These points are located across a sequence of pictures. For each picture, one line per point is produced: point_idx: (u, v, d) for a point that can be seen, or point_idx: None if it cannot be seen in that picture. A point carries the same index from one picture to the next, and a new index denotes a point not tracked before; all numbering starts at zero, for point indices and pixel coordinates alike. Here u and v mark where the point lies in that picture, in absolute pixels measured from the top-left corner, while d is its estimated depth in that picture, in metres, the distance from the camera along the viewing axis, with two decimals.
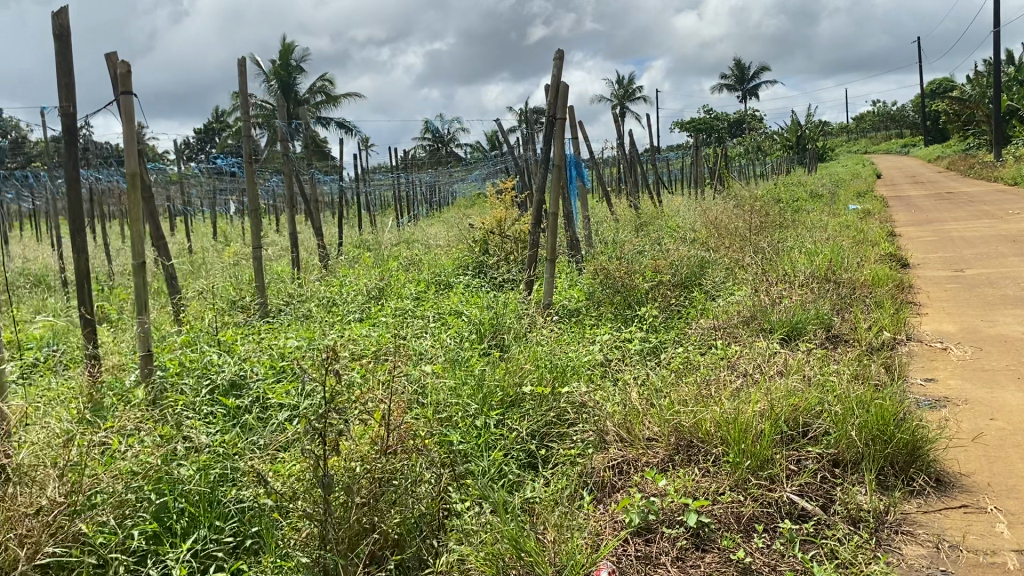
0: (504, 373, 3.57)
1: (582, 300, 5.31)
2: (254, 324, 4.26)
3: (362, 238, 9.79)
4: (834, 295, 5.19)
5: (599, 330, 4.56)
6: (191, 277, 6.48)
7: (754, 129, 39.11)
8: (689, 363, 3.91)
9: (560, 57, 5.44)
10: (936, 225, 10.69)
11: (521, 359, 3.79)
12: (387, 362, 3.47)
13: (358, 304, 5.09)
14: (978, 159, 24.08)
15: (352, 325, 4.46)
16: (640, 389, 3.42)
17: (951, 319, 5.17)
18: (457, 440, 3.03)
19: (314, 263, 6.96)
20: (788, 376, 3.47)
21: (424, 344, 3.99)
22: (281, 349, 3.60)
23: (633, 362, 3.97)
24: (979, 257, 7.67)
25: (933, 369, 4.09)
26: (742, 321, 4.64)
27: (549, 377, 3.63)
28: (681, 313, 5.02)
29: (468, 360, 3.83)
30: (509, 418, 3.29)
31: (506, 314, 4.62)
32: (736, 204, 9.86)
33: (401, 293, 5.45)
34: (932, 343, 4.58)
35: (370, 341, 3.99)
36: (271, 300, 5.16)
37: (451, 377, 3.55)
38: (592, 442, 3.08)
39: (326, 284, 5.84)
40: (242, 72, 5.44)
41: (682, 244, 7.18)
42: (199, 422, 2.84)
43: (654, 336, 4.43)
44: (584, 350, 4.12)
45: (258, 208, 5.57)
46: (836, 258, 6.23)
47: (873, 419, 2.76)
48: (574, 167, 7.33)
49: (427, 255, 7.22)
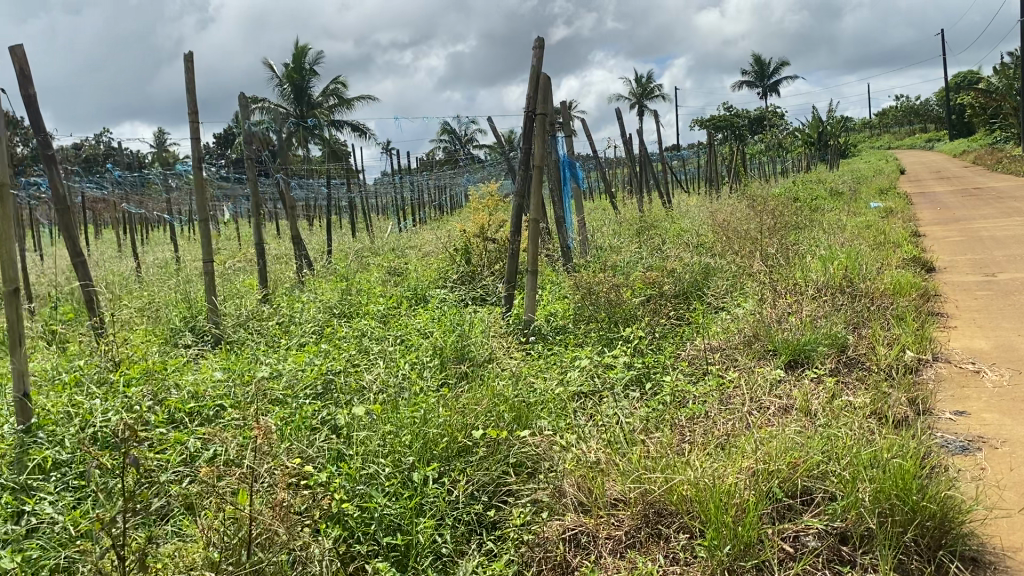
0: (452, 414, 2.99)
1: (567, 318, 4.76)
2: (178, 357, 3.74)
3: (353, 244, 9.27)
4: (850, 309, 4.60)
5: (578, 354, 4.00)
6: (149, 292, 5.97)
7: (774, 126, 38.31)
8: (675, 400, 3.34)
9: (540, 44, 4.88)
10: (964, 223, 10.04)
11: (476, 395, 3.22)
12: (309, 418, 2.94)
13: (313, 323, 4.56)
14: (1007, 152, 23.20)
15: (297, 351, 3.94)
16: (612, 434, 2.84)
17: (983, 334, 4.56)
18: (383, 504, 2.46)
19: (285, 275, 6.45)
20: (788, 422, 2.89)
21: (370, 377, 3.44)
22: (190, 393, 3.05)
23: (612, 397, 3.37)
24: (1011, 260, 7.02)
25: (965, 400, 3.49)
26: (744, 342, 4.07)
27: (506, 418, 3.06)
28: (676, 331, 4.45)
29: (415, 395, 3.26)
30: (450, 473, 2.71)
31: (472, 338, 4.07)
32: (748, 204, 9.24)
33: (367, 311, 4.90)
34: (962, 363, 3.98)
35: (304, 373, 3.43)
36: (220, 322, 4.66)
37: (389, 420, 2.98)
38: (546, 505, 2.51)
39: (288, 301, 5.32)
40: (188, 67, 4.94)
41: (686, 250, 6.60)
42: (53, 495, 2.31)
43: (640, 359, 3.85)
44: (559, 381, 3.54)
45: (209, 218, 4.99)
46: (853, 264, 5.64)
47: (890, 482, 2.18)
48: (566, 167, 6.85)
49: (409, 264, 6.69)
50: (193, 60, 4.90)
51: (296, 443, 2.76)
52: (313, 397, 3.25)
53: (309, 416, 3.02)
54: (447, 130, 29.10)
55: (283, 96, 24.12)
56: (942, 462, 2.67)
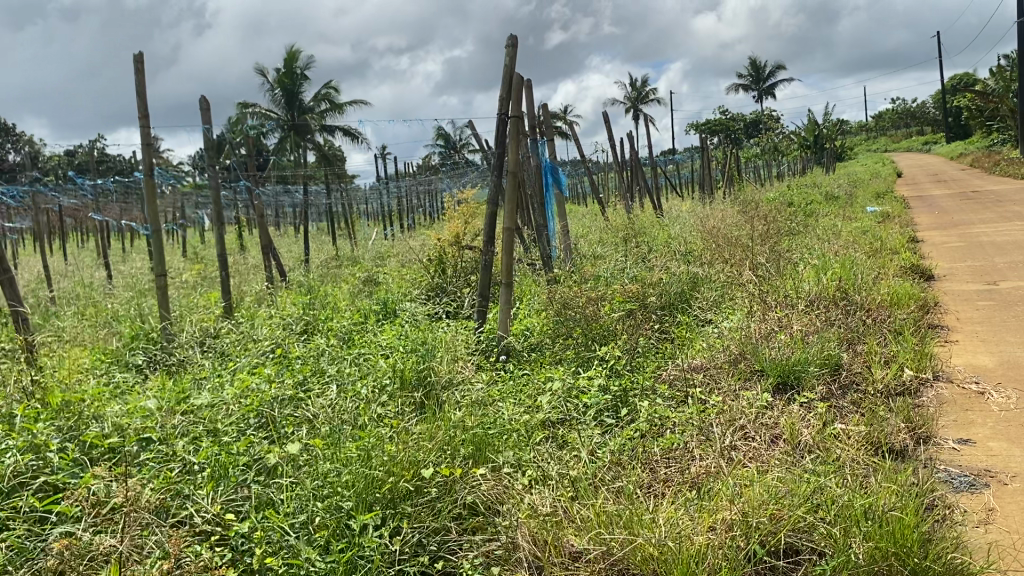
0: (402, 449, 2.67)
1: (541, 334, 4.45)
2: (108, 388, 3.43)
3: (333, 253, 8.96)
4: (844, 324, 4.31)
5: (550, 375, 3.70)
6: (105, 307, 5.67)
7: (769, 129, 38.06)
8: (652, 431, 3.04)
9: (514, 43, 4.58)
10: (964, 228, 9.74)
11: (431, 427, 2.91)
12: (239, 459, 2.64)
13: (269, 342, 4.26)
14: (1005, 155, 22.93)
15: (245, 376, 3.63)
16: (576, 474, 2.53)
17: (987, 349, 4.26)
18: (312, 559, 2.14)
19: (253, 287, 6.14)
20: (774, 459, 2.59)
21: (316, 408, 3.14)
22: (106, 432, 2.74)
23: (582, 428, 3.07)
24: (1013, 267, 6.74)
25: (969, 427, 3.18)
26: (728, 361, 3.77)
27: (461, 454, 2.75)
28: (658, 349, 4.15)
29: (362, 427, 2.95)
30: (393, 520, 2.40)
31: (436, 358, 3.77)
32: (741, 208, 8.96)
33: (329, 328, 4.59)
34: (965, 383, 3.67)
35: (243, 403, 3.13)
36: (170, 346, 4.36)
37: (330, 458, 2.67)
38: (497, 559, 2.20)
39: (248, 317, 5.02)
40: (138, 69, 4.59)
41: (673, 260, 6.30)
42: None
43: (617, 380, 3.54)
44: (526, 407, 3.24)
45: (161, 229, 4.67)
46: (848, 273, 5.35)
47: (887, 538, 1.89)
48: (549, 173, 6.56)
49: (382, 275, 6.38)
50: (142, 61, 4.57)
51: (219, 487, 2.45)
52: (249, 430, 2.94)
53: (239, 452, 2.72)
54: (441, 136, 28.82)
55: (273, 101, 23.79)
56: (944, 513, 2.36)
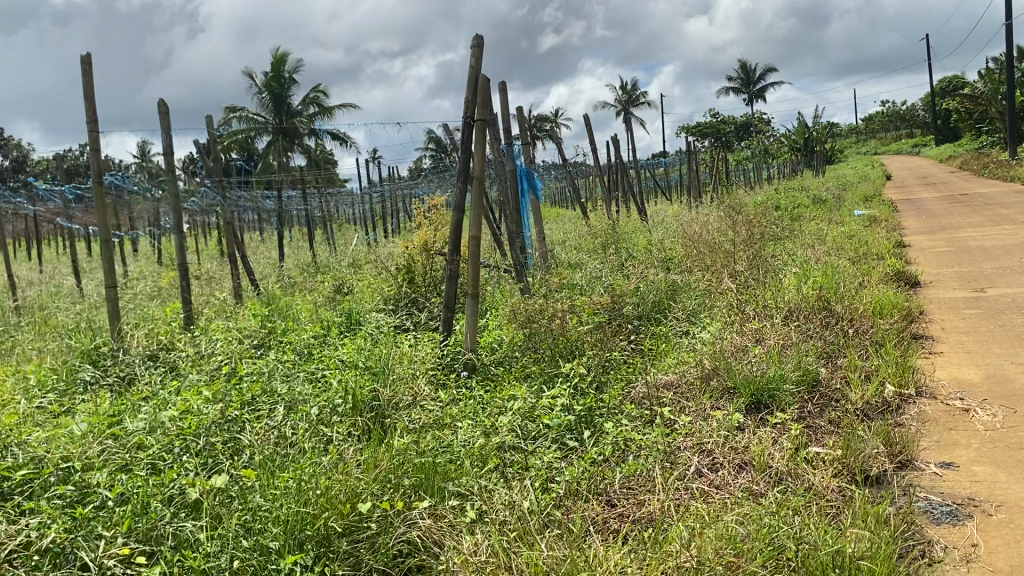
0: (338, 481, 2.47)
1: (509, 346, 4.25)
2: (38, 414, 3.22)
3: (308, 261, 8.74)
4: (824, 338, 4.13)
5: (513, 392, 3.50)
6: (59, 319, 5.45)
7: (759, 132, 37.95)
8: (613, 458, 2.85)
9: (479, 44, 4.39)
10: (952, 232, 9.59)
11: (375, 456, 2.71)
12: (162, 493, 2.43)
13: (221, 358, 4.05)
14: (993, 158, 22.83)
15: (189, 396, 3.43)
16: (526, 508, 2.34)
17: (973, 362, 4.08)
18: None
19: (217, 297, 5.93)
20: (738, 495, 2.40)
21: (257, 437, 2.95)
22: (20, 468, 2.53)
23: (541, 453, 2.88)
24: (1001, 273, 6.56)
25: (952, 448, 2.99)
26: (701, 378, 3.58)
27: (407, 484, 2.55)
28: (629, 364, 3.97)
29: (301, 458, 2.75)
30: (323, 562, 2.19)
31: (393, 374, 3.57)
32: (725, 211, 8.76)
33: (287, 342, 4.38)
34: (949, 400, 3.48)
35: (177, 429, 2.92)
36: (118, 361, 4.15)
37: (262, 492, 2.47)
38: None
39: (206, 331, 4.81)
40: (86, 70, 4.37)
41: (651, 267, 6.10)
42: None
43: (581, 399, 3.34)
44: (482, 428, 3.04)
45: (111, 237, 4.44)
46: (830, 281, 5.17)
47: None
48: (524, 178, 6.37)
49: (351, 285, 6.17)
50: (90, 62, 4.36)
51: (137, 526, 2.25)
52: (180, 459, 2.73)
53: (164, 483, 2.51)
54: (431, 139, 28.67)
55: (259, 105, 23.54)
56: (920, 555, 2.16)
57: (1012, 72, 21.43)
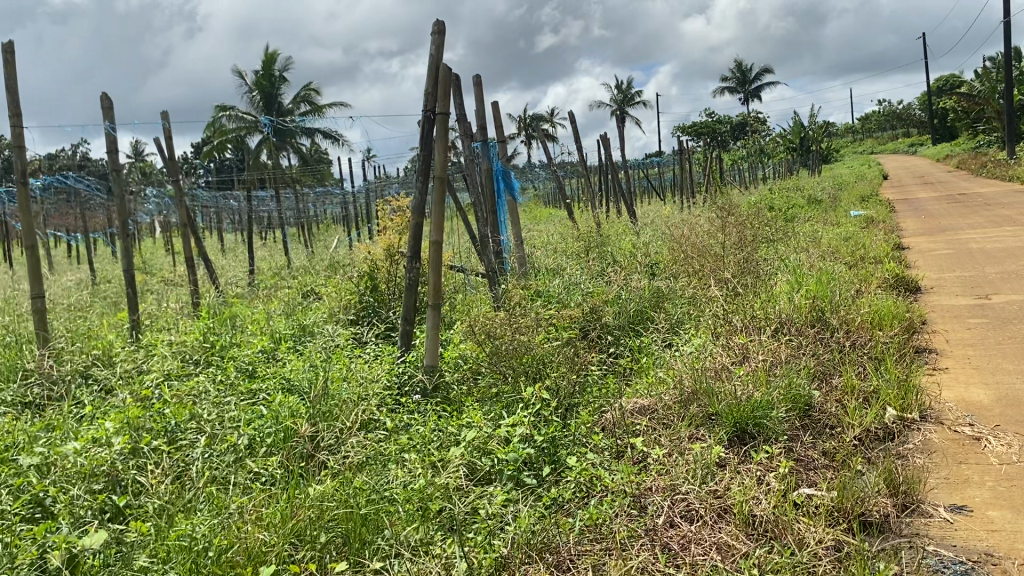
0: (242, 538, 2.10)
1: (472, 362, 3.86)
2: None
3: (279, 266, 8.34)
4: (818, 355, 3.75)
5: (468, 419, 3.12)
6: None
7: (755, 131, 37.60)
8: (572, 501, 2.47)
9: (440, 30, 3.99)
10: (953, 233, 9.22)
11: (293, 502, 2.33)
12: (31, 552, 2.05)
13: (150, 376, 3.66)
14: (990, 157, 22.45)
15: (100, 424, 3.03)
16: None
17: (982, 380, 3.69)
18: None
19: (170, 306, 5.52)
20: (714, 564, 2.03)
21: (162, 478, 2.57)
22: None
23: (491, 496, 2.49)
24: (1006, 278, 6.16)
25: (963, 487, 2.61)
26: (679, 403, 3.20)
27: (326, 539, 2.17)
28: (602, 386, 3.58)
29: (208, 506, 2.37)
30: None
31: (335, 396, 3.18)
32: (717, 212, 8.35)
33: (230, 357, 3.99)
34: (958, 427, 3.08)
35: (71, 468, 2.53)
36: (41, 378, 3.76)
37: (151, 550, 2.10)
38: None
39: (145, 342, 4.41)
40: (8, 59, 3.97)
41: (634, 272, 5.72)
42: None
43: (544, 427, 2.95)
44: (427, 462, 2.65)
45: (37, 243, 4.04)
46: (824, 287, 4.80)
47: None
48: (501, 178, 5.96)
49: (313, 293, 5.78)
50: (13, 51, 3.96)
51: None
52: (64, 506, 2.35)
53: (37, 541, 2.13)
54: None
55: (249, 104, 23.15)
56: None
57: (1010, 71, 21.09)
